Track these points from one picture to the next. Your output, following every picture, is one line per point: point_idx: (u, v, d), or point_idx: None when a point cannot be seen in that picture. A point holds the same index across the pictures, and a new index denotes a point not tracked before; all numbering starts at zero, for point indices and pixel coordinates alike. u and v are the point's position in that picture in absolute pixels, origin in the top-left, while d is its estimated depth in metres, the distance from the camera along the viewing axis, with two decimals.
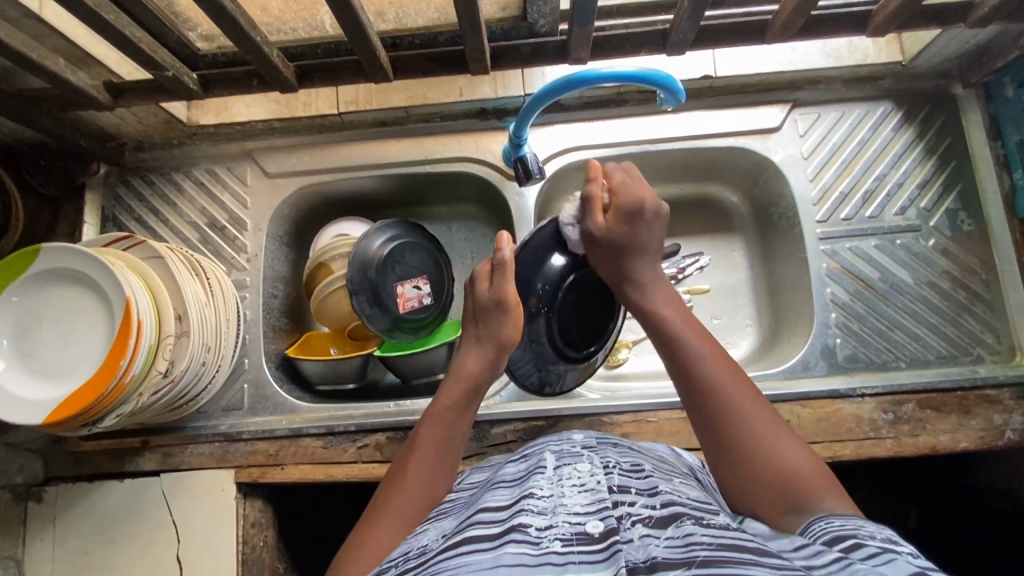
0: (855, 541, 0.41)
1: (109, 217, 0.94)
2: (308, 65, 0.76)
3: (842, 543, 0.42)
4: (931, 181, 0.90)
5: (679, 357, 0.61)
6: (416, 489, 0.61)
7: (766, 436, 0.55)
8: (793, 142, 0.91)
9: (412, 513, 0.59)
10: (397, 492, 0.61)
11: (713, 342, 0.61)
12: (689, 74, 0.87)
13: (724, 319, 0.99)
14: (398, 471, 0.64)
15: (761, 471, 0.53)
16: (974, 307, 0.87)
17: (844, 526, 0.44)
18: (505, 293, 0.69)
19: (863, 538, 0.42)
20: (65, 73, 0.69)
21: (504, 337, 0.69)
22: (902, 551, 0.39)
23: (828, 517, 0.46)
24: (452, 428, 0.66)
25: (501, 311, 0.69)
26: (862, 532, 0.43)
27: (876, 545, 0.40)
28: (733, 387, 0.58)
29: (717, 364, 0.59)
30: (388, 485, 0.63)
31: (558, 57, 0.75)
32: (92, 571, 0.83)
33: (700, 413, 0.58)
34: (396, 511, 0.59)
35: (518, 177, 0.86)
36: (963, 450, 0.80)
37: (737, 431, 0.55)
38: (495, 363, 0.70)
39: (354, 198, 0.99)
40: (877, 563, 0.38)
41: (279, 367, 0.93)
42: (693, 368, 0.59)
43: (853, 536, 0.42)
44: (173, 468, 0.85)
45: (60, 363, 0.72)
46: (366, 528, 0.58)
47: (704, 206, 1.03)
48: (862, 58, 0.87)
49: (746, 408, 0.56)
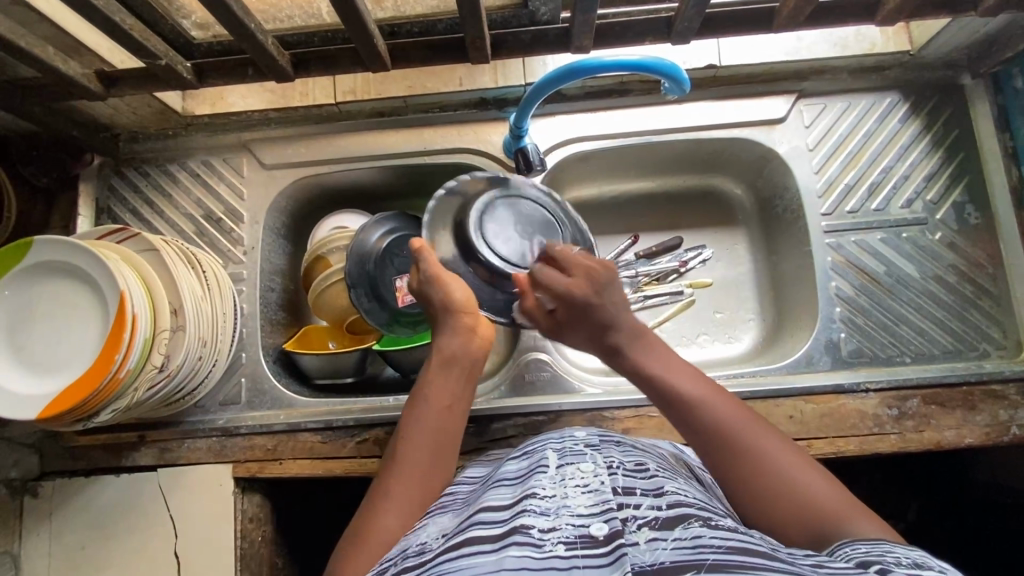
0: (882, 565, 0.40)
1: (104, 210, 0.92)
2: (304, 53, 0.74)
3: (870, 565, 0.40)
4: (938, 174, 0.88)
5: (677, 404, 0.59)
6: (412, 475, 0.59)
7: (779, 466, 0.53)
8: (798, 133, 0.89)
9: (412, 500, 0.58)
10: (393, 480, 0.59)
11: (704, 382, 0.60)
12: (694, 63, 0.85)
13: (726, 313, 0.98)
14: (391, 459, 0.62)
15: (782, 498, 0.52)
16: (981, 302, 0.86)
17: (869, 551, 0.42)
18: (436, 269, 0.69)
19: (890, 564, 0.40)
20: (56, 61, 0.67)
21: (450, 304, 0.68)
22: None
23: (853, 543, 0.45)
24: (443, 408, 0.64)
25: (438, 285, 0.69)
26: (888, 557, 0.41)
27: (903, 573, 0.39)
28: (743, 424, 0.56)
29: (714, 402, 0.58)
30: (382, 476, 0.61)
31: (560, 45, 0.73)
32: (89, 566, 0.83)
33: (708, 453, 0.56)
34: (394, 499, 0.57)
35: (519, 169, 0.84)
36: (968, 445, 0.80)
37: (751, 461, 0.54)
38: (466, 331, 0.67)
39: (352, 190, 0.98)
40: None
41: (277, 361, 0.92)
42: (695, 419, 0.57)
43: (879, 561, 0.41)
44: (170, 463, 0.85)
45: (54, 357, 0.71)
46: (363, 520, 0.56)
47: (708, 199, 1.02)
48: (869, 48, 0.86)
49: (761, 445, 0.54)
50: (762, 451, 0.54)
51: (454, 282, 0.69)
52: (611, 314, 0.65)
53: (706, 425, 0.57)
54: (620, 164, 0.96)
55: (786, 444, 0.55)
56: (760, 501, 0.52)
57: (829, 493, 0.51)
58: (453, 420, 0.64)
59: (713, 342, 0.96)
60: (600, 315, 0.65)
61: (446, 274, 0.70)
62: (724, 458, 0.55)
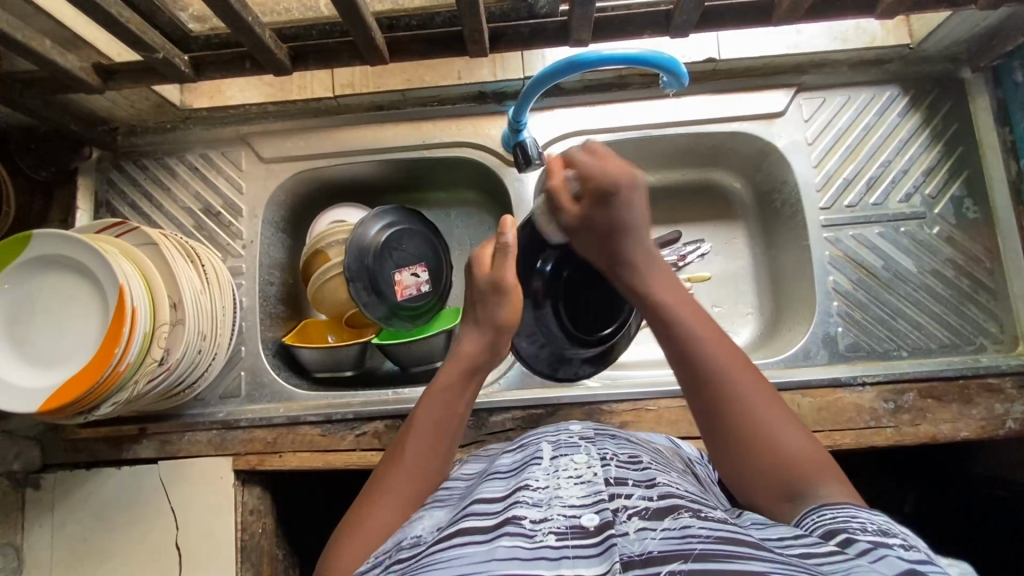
0: (848, 535, 0.42)
1: (103, 203, 0.93)
2: (303, 46, 0.74)
3: (836, 532, 0.42)
4: (937, 168, 0.88)
5: (675, 338, 0.58)
6: (409, 475, 0.59)
7: (768, 424, 0.53)
8: (797, 127, 0.89)
9: (407, 498, 0.58)
10: (392, 478, 0.59)
11: (708, 320, 0.59)
12: (693, 56, 0.85)
13: (724, 307, 0.98)
14: (392, 455, 0.62)
15: (765, 459, 0.52)
16: (977, 296, 0.86)
17: (836, 516, 0.44)
18: (506, 276, 0.66)
19: (855, 531, 0.42)
20: (53, 54, 0.67)
21: (502, 319, 0.67)
22: (894, 545, 0.40)
23: (822, 508, 0.46)
24: (451, 413, 0.64)
25: (500, 293, 0.66)
26: (855, 523, 0.43)
27: (869, 540, 0.41)
28: (741, 372, 0.55)
29: (711, 344, 0.57)
30: (383, 470, 0.61)
31: (559, 39, 0.73)
32: (92, 557, 0.83)
33: (695, 394, 0.56)
34: (392, 496, 0.58)
35: (518, 164, 0.84)
36: (964, 439, 0.80)
37: (738, 413, 0.53)
38: (494, 346, 0.67)
39: (351, 183, 0.98)
40: (869, 560, 0.39)
41: (277, 355, 0.92)
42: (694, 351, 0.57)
43: (846, 528, 0.43)
44: (171, 456, 0.85)
45: (54, 351, 0.72)
46: (358, 511, 0.57)
47: (708, 193, 1.02)
48: (869, 41, 0.85)
49: (751, 393, 0.54)
50: (749, 398, 0.54)
51: (513, 301, 0.67)
52: (634, 217, 0.64)
53: (699, 365, 0.56)
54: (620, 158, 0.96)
55: (777, 401, 0.55)
56: (744, 455, 0.53)
57: (806, 449, 0.52)
58: (459, 424, 0.65)
59: None
60: (623, 212, 0.63)
61: (517, 288, 0.67)
62: (716, 398, 0.55)
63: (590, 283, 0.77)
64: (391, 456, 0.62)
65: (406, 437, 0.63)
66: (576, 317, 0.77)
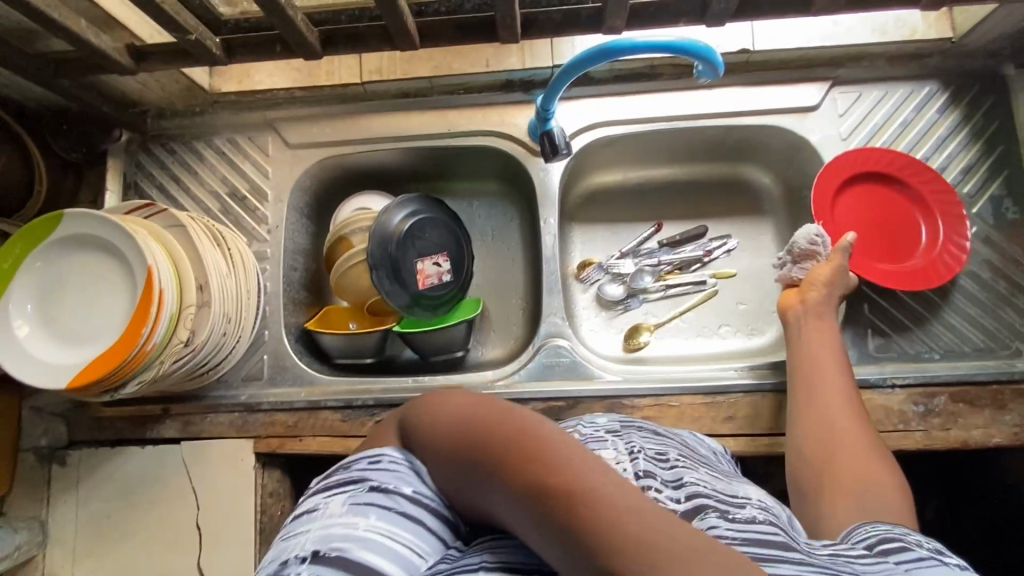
0: (904, 543, 0.47)
1: (131, 184, 0.93)
2: (332, 31, 0.73)
3: (893, 548, 0.46)
4: (976, 167, 0.86)
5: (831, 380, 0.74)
6: (461, 472, 0.46)
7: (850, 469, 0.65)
8: (831, 122, 0.87)
9: (449, 469, 0.47)
10: (477, 440, 0.44)
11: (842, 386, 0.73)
12: (726, 47, 0.84)
13: (750, 304, 0.96)
14: (515, 432, 0.43)
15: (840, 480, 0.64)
16: (1015, 299, 0.83)
17: (891, 532, 0.49)
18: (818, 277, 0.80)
19: (912, 543, 0.46)
20: (87, 35, 0.67)
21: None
22: (950, 562, 0.43)
23: (873, 523, 0.53)
24: (541, 553, 0.38)
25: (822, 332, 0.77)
26: (912, 540, 0.47)
27: (925, 552, 0.45)
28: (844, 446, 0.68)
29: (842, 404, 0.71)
30: (498, 421, 0.45)
31: (591, 26, 0.72)
32: (113, 534, 0.85)
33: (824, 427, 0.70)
34: (454, 470, 0.47)
35: (544, 153, 0.83)
36: (996, 445, 0.79)
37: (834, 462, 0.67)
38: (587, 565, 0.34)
39: (375, 170, 0.98)
40: (914, 564, 0.43)
41: (299, 340, 0.92)
42: (810, 420, 0.71)
43: (904, 540, 0.47)
44: (193, 437, 0.86)
45: (87, 328, 0.73)
46: (451, 423, 0.48)
47: (736, 188, 1.00)
48: (910, 34, 0.83)
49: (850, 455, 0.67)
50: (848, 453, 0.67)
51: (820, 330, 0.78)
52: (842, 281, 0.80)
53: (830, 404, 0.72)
54: (648, 151, 0.95)
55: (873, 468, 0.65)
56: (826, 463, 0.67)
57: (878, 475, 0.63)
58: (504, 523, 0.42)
59: (735, 334, 0.94)
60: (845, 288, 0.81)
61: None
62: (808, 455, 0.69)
63: (851, 201, 0.87)
64: (521, 428, 0.43)
65: (520, 456, 0.40)
66: (880, 239, 0.87)
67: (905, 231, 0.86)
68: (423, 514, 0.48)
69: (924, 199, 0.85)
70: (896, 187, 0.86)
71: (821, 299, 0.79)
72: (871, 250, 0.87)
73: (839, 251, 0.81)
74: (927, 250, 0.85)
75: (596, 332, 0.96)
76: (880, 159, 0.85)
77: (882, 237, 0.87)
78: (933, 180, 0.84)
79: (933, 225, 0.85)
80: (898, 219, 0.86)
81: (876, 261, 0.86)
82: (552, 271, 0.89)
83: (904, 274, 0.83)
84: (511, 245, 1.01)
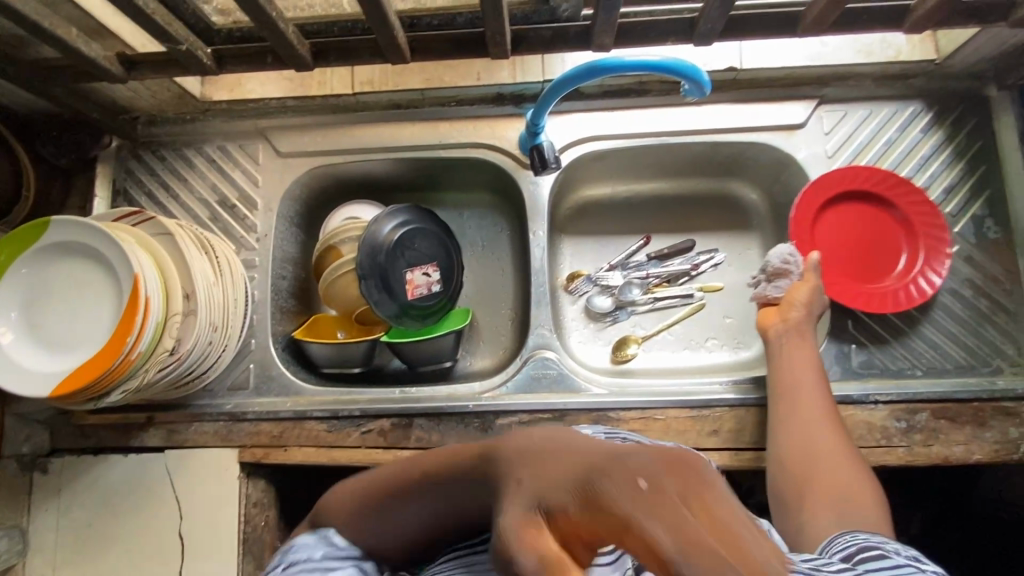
0: (881, 551, 0.47)
1: (120, 191, 0.93)
2: (324, 42, 0.74)
3: (871, 556, 0.47)
4: (958, 187, 0.87)
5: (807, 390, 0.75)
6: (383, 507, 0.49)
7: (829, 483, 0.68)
8: (817, 140, 0.89)
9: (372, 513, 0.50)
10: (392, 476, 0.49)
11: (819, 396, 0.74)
12: (714, 65, 0.85)
13: (736, 318, 0.96)
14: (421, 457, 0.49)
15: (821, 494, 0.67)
16: (995, 317, 0.84)
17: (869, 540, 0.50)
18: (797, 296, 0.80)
19: (888, 551, 0.47)
20: (79, 43, 0.67)
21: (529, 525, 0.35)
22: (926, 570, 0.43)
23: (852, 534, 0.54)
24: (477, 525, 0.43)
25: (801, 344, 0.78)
26: (888, 547, 0.48)
27: (902, 559, 0.45)
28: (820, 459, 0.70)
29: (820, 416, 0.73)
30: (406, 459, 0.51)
31: (581, 43, 0.72)
32: (93, 544, 0.84)
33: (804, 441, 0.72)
34: (372, 510, 0.49)
35: (534, 166, 0.84)
36: (976, 462, 0.79)
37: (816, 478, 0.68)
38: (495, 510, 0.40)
39: (365, 180, 0.98)
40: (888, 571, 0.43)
41: (286, 349, 0.92)
42: (793, 433, 0.72)
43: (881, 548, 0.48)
44: (178, 445, 0.86)
45: (70, 336, 0.72)
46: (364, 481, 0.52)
47: (723, 203, 1.01)
48: (895, 54, 0.85)
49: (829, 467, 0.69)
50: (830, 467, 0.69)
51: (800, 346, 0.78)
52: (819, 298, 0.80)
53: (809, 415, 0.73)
54: (637, 165, 0.96)
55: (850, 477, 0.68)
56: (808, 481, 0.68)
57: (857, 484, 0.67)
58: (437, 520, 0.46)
59: (721, 347, 0.95)
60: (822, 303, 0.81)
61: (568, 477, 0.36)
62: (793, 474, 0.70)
63: (830, 223, 0.88)
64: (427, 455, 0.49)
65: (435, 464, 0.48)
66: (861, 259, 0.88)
67: (885, 251, 0.87)
68: (341, 560, 0.49)
69: (905, 220, 0.86)
70: (874, 208, 0.88)
71: (802, 318, 0.79)
72: (852, 271, 0.88)
73: (811, 269, 0.81)
74: (905, 271, 0.86)
75: (585, 344, 0.97)
76: (855, 182, 0.86)
77: (867, 256, 0.88)
78: (907, 201, 0.86)
79: (912, 245, 0.86)
80: (885, 238, 0.87)
81: (857, 282, 0.87)
82: (541, 283, 0.90)
83: (881, 296, 0.84)
84: (500, 256, 1.01)
